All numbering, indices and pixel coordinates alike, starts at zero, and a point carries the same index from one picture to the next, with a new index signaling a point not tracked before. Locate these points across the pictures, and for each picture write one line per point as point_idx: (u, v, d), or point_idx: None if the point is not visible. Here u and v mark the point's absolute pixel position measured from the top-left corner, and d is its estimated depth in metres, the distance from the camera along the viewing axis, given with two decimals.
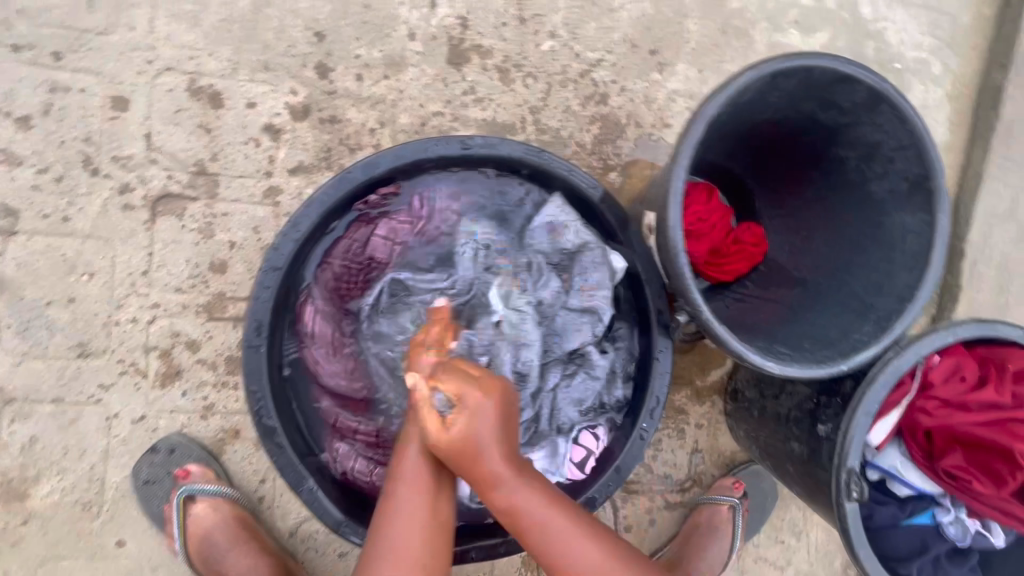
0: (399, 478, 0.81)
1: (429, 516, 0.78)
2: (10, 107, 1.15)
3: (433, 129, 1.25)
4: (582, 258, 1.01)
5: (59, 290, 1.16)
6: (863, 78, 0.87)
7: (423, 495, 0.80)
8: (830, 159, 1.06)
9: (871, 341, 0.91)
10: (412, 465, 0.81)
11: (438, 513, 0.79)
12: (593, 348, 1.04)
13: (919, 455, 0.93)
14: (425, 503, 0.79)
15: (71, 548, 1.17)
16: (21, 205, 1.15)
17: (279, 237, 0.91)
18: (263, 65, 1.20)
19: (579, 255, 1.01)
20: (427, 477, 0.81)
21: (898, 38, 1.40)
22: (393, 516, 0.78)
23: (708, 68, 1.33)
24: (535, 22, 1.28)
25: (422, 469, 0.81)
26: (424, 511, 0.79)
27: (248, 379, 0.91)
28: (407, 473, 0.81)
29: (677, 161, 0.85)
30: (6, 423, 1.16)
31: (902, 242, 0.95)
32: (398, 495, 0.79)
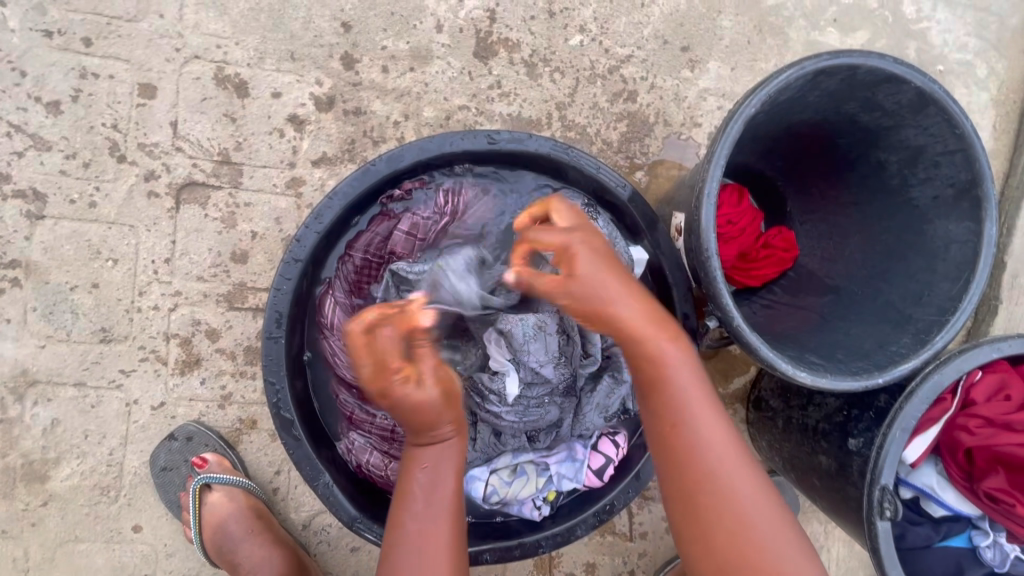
0: (418, 512, 0.75)
1: (456, 549, 0.74)
2: (40, 92, 1.16)
3: (458, 123, 1.23)
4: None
5: (84, 275, 1.17)
6: (910, 78, 0.83)
7: (448, 528, 0.75)
8: (869, 162, 1.01)
9: (909, 354, 0.87)
10: (430, 496, 0.75)
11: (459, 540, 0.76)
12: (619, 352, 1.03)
13: (958, 475, 0.89)
14: (451, 530, 0.75)
15: (88, 531, 1.18)
16: (48, 189, 1.16)
17: (302, 229, 0.90)
18: (289, 55, 1.20)
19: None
20: (450, 503, 0.76)
21: (941, 39, 1.35)
22: (407, 545, 0.73)
23: (741, 66, 1.29)
24: (565, 15, 1.26)
25: (445, 500, 0.76)
26: (447, 528, 0.74)
27: (266, 370, 0.90)
28: (422, 510, 0.75)
29: (711, 160, 0.82)
30: (29, 405, 1.17)
31: (944, 251, 0.91)
32: (414, 514, 0.75)
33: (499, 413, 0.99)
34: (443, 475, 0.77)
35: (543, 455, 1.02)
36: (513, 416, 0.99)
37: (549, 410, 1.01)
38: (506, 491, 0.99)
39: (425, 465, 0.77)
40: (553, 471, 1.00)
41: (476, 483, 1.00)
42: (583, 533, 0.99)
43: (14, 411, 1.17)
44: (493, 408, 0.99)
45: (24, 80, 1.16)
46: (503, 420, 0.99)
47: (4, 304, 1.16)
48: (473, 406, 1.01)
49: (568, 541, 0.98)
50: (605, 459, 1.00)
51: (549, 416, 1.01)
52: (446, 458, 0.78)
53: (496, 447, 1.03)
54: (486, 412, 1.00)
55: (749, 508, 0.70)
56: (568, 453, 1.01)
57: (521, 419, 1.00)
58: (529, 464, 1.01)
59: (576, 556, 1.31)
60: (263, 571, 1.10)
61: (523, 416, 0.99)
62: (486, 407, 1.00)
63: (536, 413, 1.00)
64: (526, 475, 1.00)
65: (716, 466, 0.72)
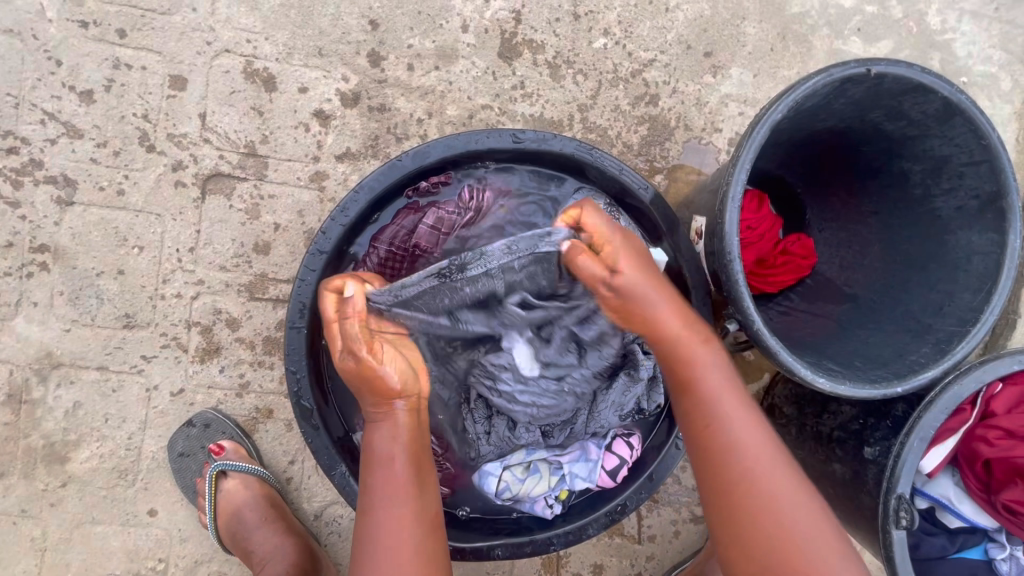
0: (376, 488, 0.78)
1: (416, 519, 0.76)
2: (74, 82, 1.18)
3: (481, 122, 1.24)
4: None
5: (110, 261, 1.20)
6: (938, 88, 0.83)
7: (404, 501, 0.77)
8: (892, 171, 1.01)
9: (929, 363, 0.88)
10: (386, 472, 0.78)
11: (423, 512, 0.77)
12: (639, 347, 0.98)
13: (975, 486, 0.89)
14: (407, 503, 0.77)
15: (105, 513, 1.20)
16: (79, 176, 1.19)
17: (328, 221, 0.92)
18: (317, 50, 1.22)
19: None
20: (402, 479, 0.78)
21: (965, 51, 1.35)
22: (372, 532, 0.75)
23: (763, 73, 1.30)
24: (590, 18, 1.27)
25: (398, 474, 0.78)
26: (408, 508, 0.76)
27: (288, 358, 0.91)
28: (380, 484, 0.78)
29: (736, 164, 0.83)
30: (53, 387, 1.19)
31: (966, 262, 0.91)
32: (377, 502, 0.77)
33: (511, 393, 0.94)
34: (393, 445, 0.80)
35: (556, 454, 1.02)
36: (527, 397, 0.94)
37: (565, 397, 0.96)
38: (519, 488, 0.99)
39: (377, 441, 0.80)
40: (566, 471, 1.00)
41: (489, 478, 0.99)
42: (595, 532, 1.00)
43: (38, 393, 1.19)
44: (504, 385, 0.94)
45: (59, 69, 1.18)
46: (516, 401, 0.94)
47: (32, 287, 1.19)
48: (484, 390, 0.97)
49: (579, 540, 0.99)
50: (619, 460, 1.00)
51: (564, 405, 0.97)
52: (396, 432, 0.81)
53: (509, 442, 1.00)
54: (499, 396, 0.95)
55: (785, 507, 0.72)
56: (582, 452, 1.02)
57: (535, 404, 0.95)
58: (543, 462, 1.01)
59: (584, 557, 1.32)
60: (276, 559, 1.12)
61: (538, 399, 0.95)
62: (497, 389, 0.95)
63: (554, 398, 0.95)
64: (540, 472, 1.00)
65: (752, 471, 0.74)
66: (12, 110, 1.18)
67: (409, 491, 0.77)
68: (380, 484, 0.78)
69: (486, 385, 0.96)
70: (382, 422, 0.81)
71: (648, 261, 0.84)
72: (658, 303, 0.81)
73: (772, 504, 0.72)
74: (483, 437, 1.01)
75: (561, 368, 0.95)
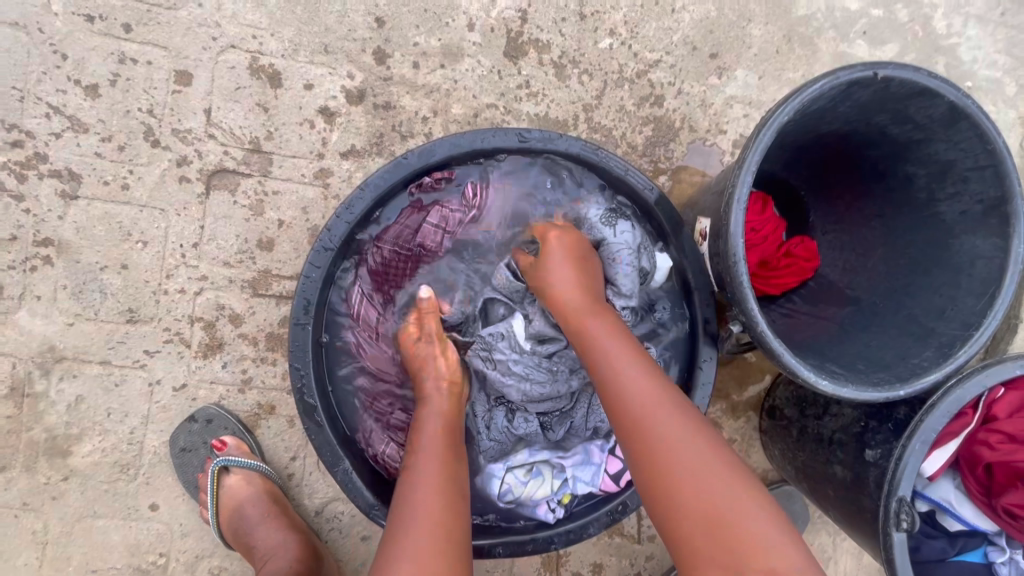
0: (421, 451, 0.82)
1: (451, 480, 0.78)
2: (79, 75, 1.18)
3: (486, 121, 1.24)
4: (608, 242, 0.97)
5: (114, 255, 1.20)
6: (945, 92, 0.83)
7: (444, 456, 0.81)
8: (896, 175, 1.01)
9: (931, 367, 0.88)
10: (430, 433, 0.85)
11: (460, 474, 0.80)
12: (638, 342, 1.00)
13: (975, 489, 0.90)
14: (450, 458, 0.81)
15: (107, 507, 1.20)
16: (83, 170, 1.19)
17: (333, 218, 0.92)
18: (323, 47, 1.22)
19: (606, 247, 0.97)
20: (445, 441, 0.84)
21: (970, 55, 1.35)
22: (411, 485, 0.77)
23: (768, 75, 1.30)
24: (596, 18, 1.27)
25: (441, 437, 0.85)
26: (444, 467, 0.79)
27: (293, 355, 0.91)
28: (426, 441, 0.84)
29: (742, 166, 0.83)
30: (55, 380, 1.20)
31: (969, 266, 0.91)
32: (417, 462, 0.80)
33: (504, 363, 0.97)
34: (437, 419, 0.88)
35: (559, 457, 1.03)
36: (520, 367, 0.97)
37: (560, 381, 0.98)
38: (522, 491, 1.00)
39: (425, 415, 0.89)
40: (569, 474, 1.01)
41: (493, 480, 1.00)
42: (595, 532, 0.99)
43: (41, 386, 1.19)
44: (498, 354, 0.97)
45: (64, 63, 1.18)
46: (508, 372, 0.97)
47: (35, 280, 1.19)
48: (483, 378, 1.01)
49: (581, 538, 0.99)
50: (622, 464, 1.01)
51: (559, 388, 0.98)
52: (440, 410, 0.90)
53: (509, 434, 1.02)
54: (492, 368, 0.98)
55: (691, 464, 0.66)
56: (585, 456, 1.02)
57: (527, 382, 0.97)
58: (545, 465, 1.02)
59: (583, 556, 1.32)
60: (277, 556, 1.11)
61: (528, 372, 0.97)
62: (492, 360, 0.98)
63: (545, 374, 0.97)
64: (542, 475, 1.01)
65: (658, 431, 0.69)
66: (17, 103, 1.18)
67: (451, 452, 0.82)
68: (424, 446, 0.83)
69: (480, 355, 0.99)
70: (432, 398, 0.91)
71: (580, 247, 0.93)
72: (566, 283, 0.87)
73: (668, 465, 0.66)
74: (484, 432, 1.02)
75: (553, 343, 0.97)
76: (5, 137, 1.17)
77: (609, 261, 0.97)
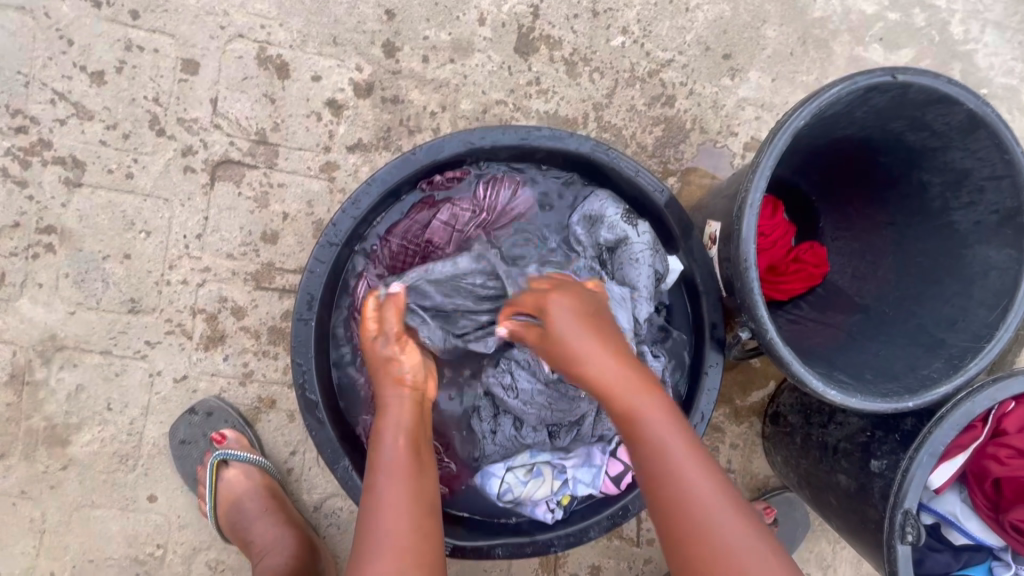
0: (378, 466, 0.77)
1: (416, 498, 0.74)
2: (86, 62, 1.17)
3: (494, 117, 1.23)
4: (626, 243, 0.97)
5: (116, 245, 1.19)
6: (964, 99, 0.81)
7: (408, 480, 0.75)
8: (910, 182, 1.00)
9: (941, 379, 0.87)
10: (387, 450, 0.78)
11: (424, 493, 0.75)
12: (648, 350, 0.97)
13: (982, 503, 0.89)
14: (411, 479, 0.75)
15: (105, 497, 1.20)
16: (87, 158, 1.18)
17: (339, 213, 0.91)
18: (332, 39, 1.20)
19: (624, 246, 0.97)
20: (406, 456, 0.77)
21: (987, 62, 1.33)
22: (379, 498, 0.73)
23: (781, 77, 1.28)
24: (608, 16, 1.25)
25: (404, 452, 0.78)
26: (408, 479, 0.75)
27: (295, 351, 0.90)
28: (385, 459, 0.77)
29: (755, 171, 0.82)
30: (55, 369, 1.19)
31: (983, 277, 0.90)
32: (382, 468, 0.76)
33: (528, 391, 0.97)
34: (399, 424, 0.81)
35: (561, 458, 1.01)
36: (543, 398, 0.96)
37: (581, 402, 0.98)
38: (521, 490, 0.98)
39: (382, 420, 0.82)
40: (570, 475, 1.00)
41: (492, 479, 1.00)
42: (595, 535, 0.99)
43: (41, 374, 1.19)
44: (522, 382, 0.97)
45: (71, 49, 1.17)
46: (531, 402, 0.97)
47: (37, 268, 1.18)
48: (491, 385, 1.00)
49: (581, 542, 0.98)
50: (623, 467, 1.00)
51: (579, 408, 0.99)
52: (401, 419, 0.82)
53: (516, 442, 1.01)
54: (514, 396, 0.97)
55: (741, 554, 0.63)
56: (586, 457, 1.01)
57: (548, 407, 0.97)
58: (546, 465, 1.00)
59: (582, 558, 1.31)
60: (277, 550, 1.11)
61: (551, 401, 0.97)
62: (514, 389, 0.98)
63: (568, 403, 0.97)
64: (543, 476, 0.99)
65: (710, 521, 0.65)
66: (22, 88, 1.16)
67: (416, 473, 0.76)
68: (385, 450, 0.78)
69: (501, 385, 0.98)
70: (391, 405, 0.83)
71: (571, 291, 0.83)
72: (590, 352, 0.75)
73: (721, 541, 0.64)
74: (489, 436, 1.02)
75: None
76: (9, 123, 1.16)
77: (629, 264, 0.96)
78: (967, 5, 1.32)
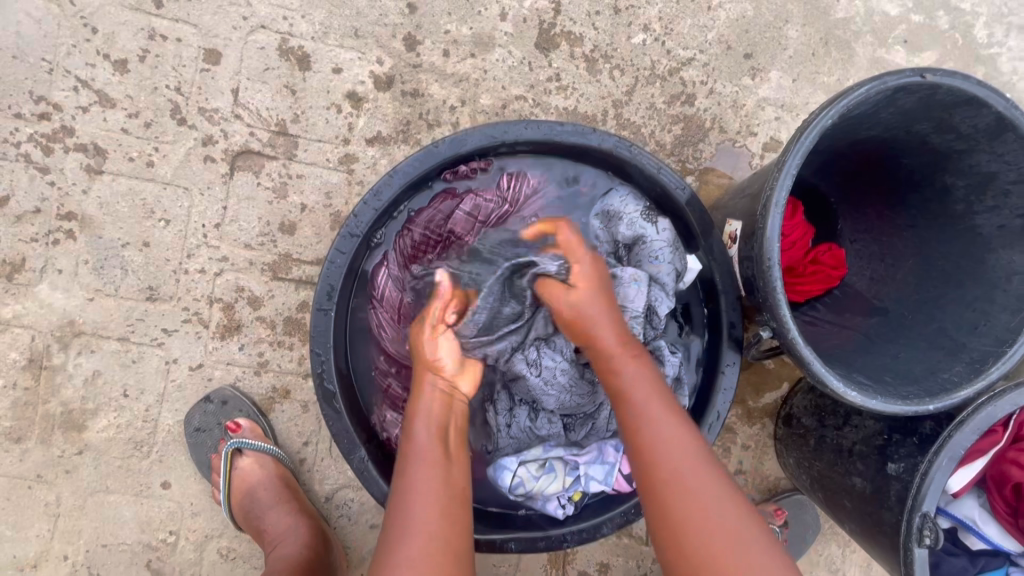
0: (411, 456, 0.77)
1: (449, 489, 0.74)
2: (109, 50, 1.18)
3: (514, 112, 1.22)
4: (643, 241, 0.96)
5: (136, 232, 1.19)
6: (992, 101, 0.81)
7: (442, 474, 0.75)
8: (933, 185, 0.99)
9: (962, 383, 0.86)
10: (420, 438, 0.78)
11: (453, 482, 0.75)
12: (664, 346, 0.96)
13: (1001, 508, 0.89)
14: (443, 467, 0.75)
15: (119, 482, 1.21)
16: (109, 146, 1.18)
17: (361, 204, 0.91)
18: (353, 31, 1.20)
19: (641, 243, 0.96)
20: (437, 454, 0.77)
21: (1011, 66, 1.31)
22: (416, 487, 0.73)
23: (803, 78, 1.27)
24: (630, 13, 1.25)
25: (434, 441, 0.78)
26: (438, 469, 0.75)
27: (314, 341, 0.91)
28: (418, 451, 0.77)
29: (781, 170, 0.82)
30: (73, 355, 1.20)
31: (1005, 282, 0.89)
32: (416, 456, 0.76)
33: (552, 369, 0.94)
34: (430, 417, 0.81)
35: (573, 454, 1.01)
36: (566, 379, 0.95)
37: (599, 389, 0.99)
38: (533, 485, 0.98)
39: (416, 413, 0.82)
40: (582, 472, 0.99)
41: (504, 472, 0.98)
42: (609, 532, 0.98)
43: (59, 359, 1.20)
44: (547, 360, 0.94)
45: (95, 37, 1.18)
46: (553, 381, 0.94)
47: (57, 254, 1.19)
48: (510, 378, 0.99)
49: (593, 538, 0.98)
50: None
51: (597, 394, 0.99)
52: (432, 410, 0.82)
53: (530, 434, 1.02)
54: (536, 373, 0.94)
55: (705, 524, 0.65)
56: (598, 454, 1.00)
57: (568, 390, 0.96)
58: (558, 461, 1.00)
59: (591, 555, 1.31)
60: (287, 540, 1.11)
61: (571, 384, 0.96)
62: (538, 366, 0.94)
63: (587, 385, 0.97)
64: (555, 471, 0.99)
65: (678, 477, 0.68)
66: (45, 75, 1.17)
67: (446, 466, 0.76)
68: (420, 439, 0.78)
69: (525, 360, 0.94)
70: (424, 397, 0.83)
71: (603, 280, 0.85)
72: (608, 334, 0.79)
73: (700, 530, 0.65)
74: (503, 429, 1.02)
75: None
76: (33, 109, 1.17)
77: (648, 260, 0.96)
78: (991, 9, 1.31)
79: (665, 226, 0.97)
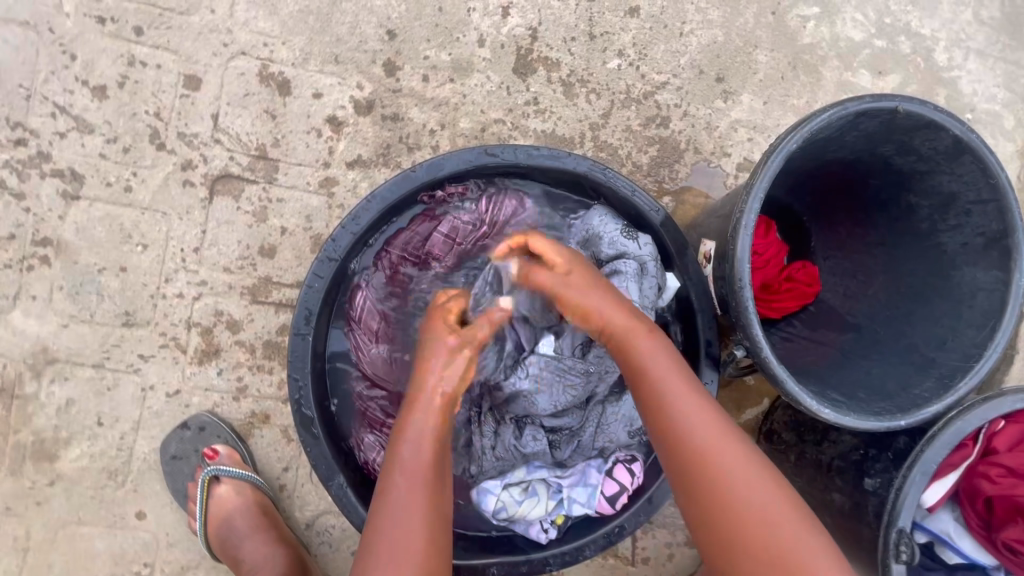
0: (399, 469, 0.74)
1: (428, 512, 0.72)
2: (88, 77, 1.18)
3: (493, 135, 1.24)
4: (616, 275, 0.95)
5: (113, 258, 1.18)
6: (949, 125, 0.84)
7: (421, 497, 0.72)
8: (899, 204, 1.02)
9: (932, 398, 0.88)
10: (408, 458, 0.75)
11: (437, 511, 0.73)
12: None
13: (975, 522, 0.91)
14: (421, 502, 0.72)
15: (92, 514, 1.18)
16: (86, 171, 1.18)
17: (338, 228, 0.91)
18: (334, 57, 1.22)
19: (613, 276, 0.95)
20: (429, 465, 0.75)
21: (971, 88, 1.37)
22: (393, 503, 0.72)
23: (773, 100, 1.31)
24: (604, 39, 1.28)
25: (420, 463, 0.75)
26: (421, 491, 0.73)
27: (291, 365, 0.90)
28: (402, 472, 0.74)
29: (748, 193, 0.84)
30: (46, 382, 1.17)
31: (971, 297, 0.92)
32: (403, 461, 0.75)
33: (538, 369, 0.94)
34: (423, 440, 0.77)
35: (557, 476, 0.99)
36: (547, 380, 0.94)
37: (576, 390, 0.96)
38: (516, 509, 0.97)
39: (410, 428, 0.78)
40: (565, 495, 0.98)
41: (487, 496, 0.97)
42: (591, 554, 0.97)
43: (31, 388, 1.17)
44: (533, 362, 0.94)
45: (73, 63, 1.18)
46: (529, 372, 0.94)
47: (31, 280, 1.17)
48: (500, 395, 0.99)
49: (576, 561, 0.97)
50: (618, 487, 0.97)
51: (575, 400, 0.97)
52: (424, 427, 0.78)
53: (516, 452, 1.00)
54: (525, 374, 0.95)
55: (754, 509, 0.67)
56: (581, 476, 0.99)
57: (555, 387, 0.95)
58: (541, 484, 0.98)
59: None
60: (265, 570, 1.10)
61: (564, 378, 0.95)
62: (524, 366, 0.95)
63: (580, 376, 0.96)
64: (538, 495, 0.97)
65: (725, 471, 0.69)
66: (22, 100, 1.17)
67: (434, 481, 0.74)
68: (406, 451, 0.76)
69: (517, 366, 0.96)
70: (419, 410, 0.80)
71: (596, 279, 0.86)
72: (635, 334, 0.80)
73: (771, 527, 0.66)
74: (489, 451, 1.00)
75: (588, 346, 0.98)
76: (9, 135, 1.17)
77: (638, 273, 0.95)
78: (950, 34, 1.37)
79: (631, 266, 0.94)
